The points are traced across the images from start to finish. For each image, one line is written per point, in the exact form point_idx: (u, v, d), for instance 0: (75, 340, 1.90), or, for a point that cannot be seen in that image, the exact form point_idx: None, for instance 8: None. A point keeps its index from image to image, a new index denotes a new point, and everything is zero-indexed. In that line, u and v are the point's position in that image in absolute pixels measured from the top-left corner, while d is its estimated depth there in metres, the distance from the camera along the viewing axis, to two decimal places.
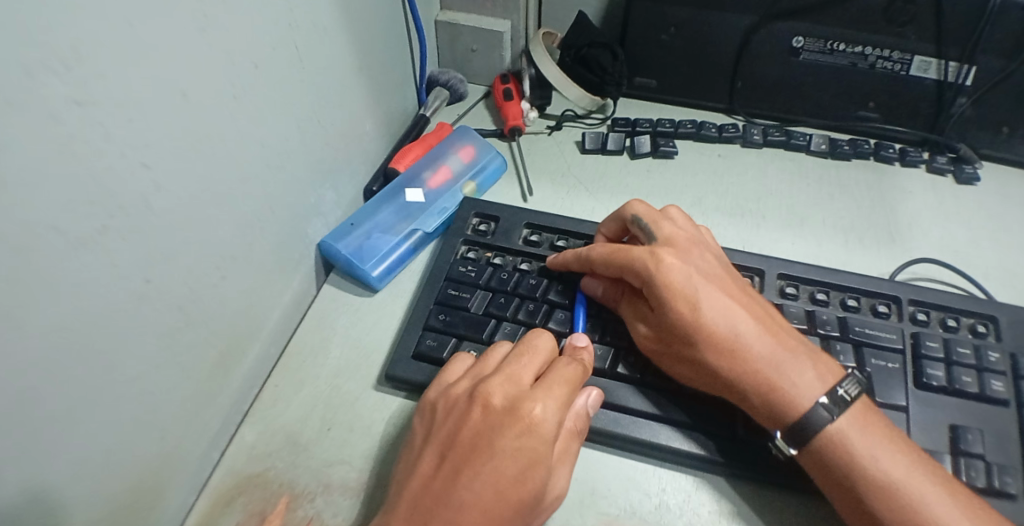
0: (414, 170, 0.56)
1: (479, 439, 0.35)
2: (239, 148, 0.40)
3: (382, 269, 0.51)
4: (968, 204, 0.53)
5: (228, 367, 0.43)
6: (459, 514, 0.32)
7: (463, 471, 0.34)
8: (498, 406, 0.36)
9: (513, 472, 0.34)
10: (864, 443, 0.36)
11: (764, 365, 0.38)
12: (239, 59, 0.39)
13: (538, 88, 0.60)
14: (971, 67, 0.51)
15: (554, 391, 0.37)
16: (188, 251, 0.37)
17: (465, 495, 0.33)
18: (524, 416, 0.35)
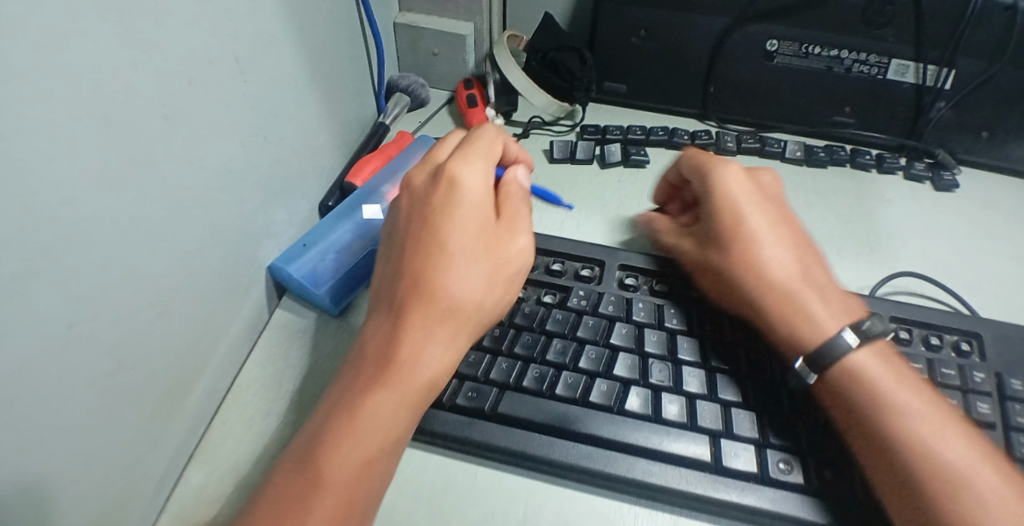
0: (372, 183, 0.53)
1: (420, 248, 0.38)
2: (180, 170, 0.37)
3: (337, 293, 0.48)
4: (948, 212, 0.51)
5: (173, 406, 0.40)
6: (426, 304, 0.37)
7: (408, 248, 0.39)
8: (422, 181, 0.41)
9: (452, 225, 0.39)
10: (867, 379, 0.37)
11: (788, 297, 0.41)
12: (173, 75, 0.35)
13: (504, 94, 0.57)
14: (950, 70, 0.50)
15: (473, 152, 0.41)
16: (121, 288, 0.34)
17: (417, 229, 0.39)
18: (444, 179, 0.40)
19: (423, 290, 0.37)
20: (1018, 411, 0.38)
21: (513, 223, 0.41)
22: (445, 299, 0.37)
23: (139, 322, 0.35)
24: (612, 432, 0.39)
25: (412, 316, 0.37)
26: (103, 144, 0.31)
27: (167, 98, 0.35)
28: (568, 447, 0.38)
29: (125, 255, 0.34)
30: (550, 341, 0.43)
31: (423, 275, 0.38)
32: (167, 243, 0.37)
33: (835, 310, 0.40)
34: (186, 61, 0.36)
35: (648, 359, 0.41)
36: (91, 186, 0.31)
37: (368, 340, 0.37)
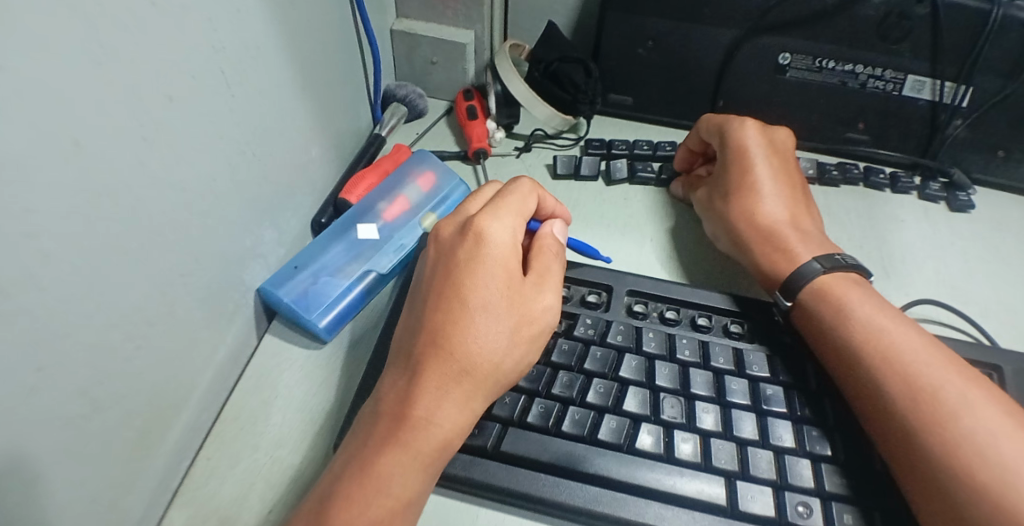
0: (367, 201, 0.50)
1: (440, 309, 0.37)
2: (158, 196, 0.34)
3: (331, 318, 0.45)
4: (963, 234, 0.50)
5: (152, 444, 0.37)
6: (432, 363, 0.35)
7: (431, 298, 0.37)
8: (450, 230, 0.40)
9: (478, 278, 0.37)
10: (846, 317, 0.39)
11: (775, 231, 0.45)
12: (150, 93, 0.32)
13: (504, 106, 0.55)
14: (968, 88, 0.48)
15: (501, 206, 0.40)
16: (90, 327, 0.31)
17: (441, 282, 0.38)
18: (471, 232, 0.38)
19: (443, 345, 0.36)
20: None
21: (542, 279, 0.39)
22: (463, 360, 0.35)
23: (112, 361, 0.33)
24: (622, 472, 0.37)
25: (430, 377, 0.35)
26: (69, 174, 0.28)
27: (141, 119, 0.32)
28: (576, 489, 0.36)
29: (96, 291, 0.31)
30: (557, 373, 0.40)
31: (445, 336, 0.36)
32: (144, 274, 0.34)
33: (809, 245, 0.44)
34: (161, 78, 0.33)
35: (659, 394, 0.39)
36: (57, 222, 0.28)
37: (384, 394, 0.36)
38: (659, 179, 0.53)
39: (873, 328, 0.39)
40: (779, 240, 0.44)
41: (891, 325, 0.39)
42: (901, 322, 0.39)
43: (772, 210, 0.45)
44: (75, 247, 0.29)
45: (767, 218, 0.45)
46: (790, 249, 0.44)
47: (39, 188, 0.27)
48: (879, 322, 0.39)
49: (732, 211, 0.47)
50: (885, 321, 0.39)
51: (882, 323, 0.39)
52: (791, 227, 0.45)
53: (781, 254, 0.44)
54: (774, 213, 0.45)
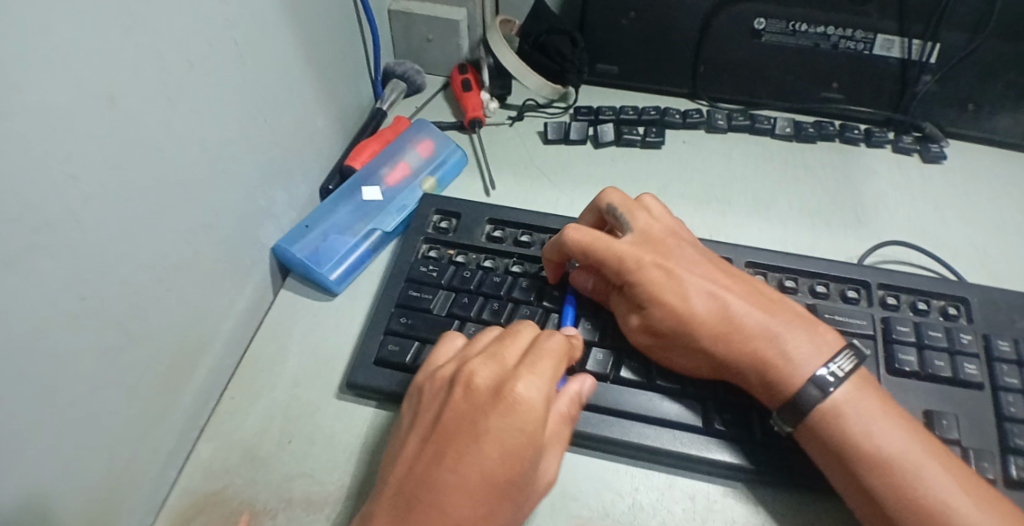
0: (370, 167, 0.54)
1: (469, 410, 0.34)
2: (184, 151, 0.38)
3: (339, 272, 0.49)
4: (936, 183, 0.52)
5: (180, 383, 0.41)
6: (459, 470, 0.32)
7: (455, 440, 0.33)
8: (484, 387, 0.34)
9: (520, 428, 0.33)
10: (757, 339, 0.37)
11: (690, 259, 0.41)
12: (172, 58, 0.36)
13: (497, 78, 0.59)
14: (935, 45, 0.51)
15: (541, 362, 0.35)
16: (127, 264, 0.34)
17: (471, 440, 0.33)
18: (505, 395, 0.33)
19: (484, 460, 0.32)
20: (1006, 372, 0.39)
21: (554, 447, 0.36)
22: (496, 478, 0.32)
23: (147, 299, 0.36)
24: (608, 397, 0.40)
25: (450, 478, 0.32)
26: (107, 122, 0.32)
27: (168, 80, 0.36)
28: None
29: (135, 230, 0.35)
30: (548, 314, 0.44)
31: (486, 470, 0.32)
32: (172, 222, 0.38)
33: (739, 283, 0.40)
34: (184, 42, 0.37)
35: None
36: (99, 164, 0.32)
37: (403, 492, 0.32)
38: (644, 141, 0.55)
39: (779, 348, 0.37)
40: (681, 288, 0.39)
41: (791, 347, 0.37)
42: (820, 341, 0.37)
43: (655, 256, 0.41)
44: (116, 186, 0.33)
45: (646, 266, 0.40)
46: (669, 296, 0.39)
47: (82, 135, 0.30)
48: (789, 345, 0.37)
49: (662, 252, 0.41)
50: (796, 345, 0.37)
51: (794, 349, 0.37)
52: (699, 261, 0.41)
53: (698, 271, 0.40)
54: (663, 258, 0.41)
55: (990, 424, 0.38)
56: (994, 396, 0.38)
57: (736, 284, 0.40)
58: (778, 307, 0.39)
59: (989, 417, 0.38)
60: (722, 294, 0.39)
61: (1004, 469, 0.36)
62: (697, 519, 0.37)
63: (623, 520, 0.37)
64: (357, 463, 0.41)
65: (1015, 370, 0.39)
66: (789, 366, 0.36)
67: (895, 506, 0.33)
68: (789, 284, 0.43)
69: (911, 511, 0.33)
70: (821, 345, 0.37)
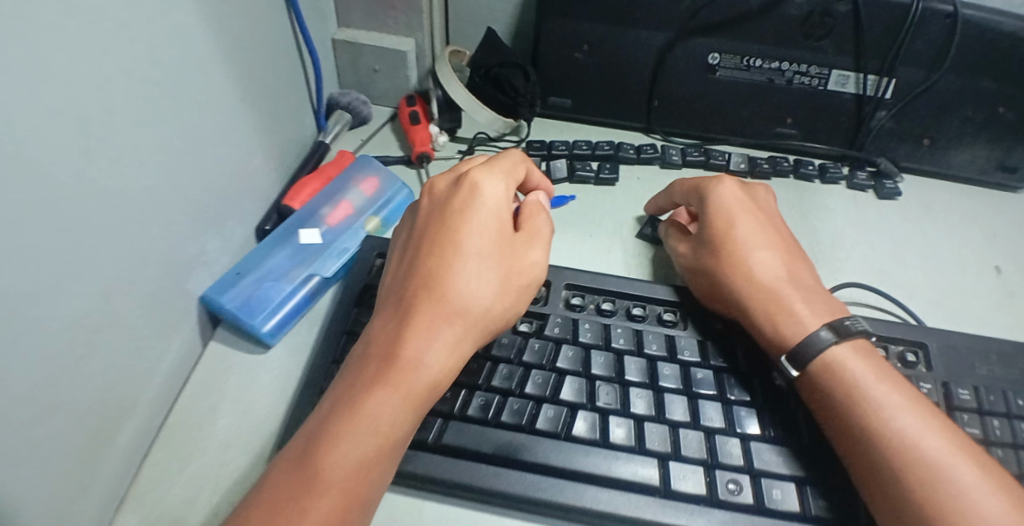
0: (310, 206, 0.51)
1: (431, 227, 0.40)
2: (108, 205, 0.35)
3: (274, 322, 0.46)
4: (892, 220, 0.52)
5: (99, 453, 0.37)
6: (428, 273, 0.38)
7: (422, 260, 0.38)
8: (444, 192, 0.41)
9: (482, 207, 0.40)
10: (777, 301, 0.41)
11: (773, 233, 0.44)
12: (92, 100, 0.32)
13: (447, 111, 0.56)
14: (891, 79, 0.51)
15: (497, 167, 0.42)
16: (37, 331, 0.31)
17: (441, 218, 0.40)
18: (464, 186, 0.41)
19: (445, 265, 0.38)
20: (967, 421, 0.38)
21: (531, 238, 0.41)
22: (455, 283, 0.37)
23: (60, 368, 0.33)
24: (560, 458, 0.37)
25: (426, 297, 0.37)
26: (12, 183, 0.28)
27: (88, 130, 0.32)
28: (515, 476, 0.37)
29: (45, 296, 0.31)
30: (496, 367, 0.41)
31: (453, 275, 0.37)
32: (90, 279, 0.34)
33: (792, 250, 0.44)
34: (104, 89, 0.33)
35: (594, 382, 0.40)
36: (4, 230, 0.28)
37: (382, 331, 0.36)
38: (598, 178, 0.54)
39: (772, 289, 0.41)
40: (744, 240, 0.43)
41: (797, 296, 0.41)
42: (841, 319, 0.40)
43: (742, 211, 0.45)
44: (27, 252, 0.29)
45: (728, 212, 0.45)
46: (725, 249, 0.43)
47: None
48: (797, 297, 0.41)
49: (745, 208, 0.45)
50: (807, 316, 0.40)
51: (803, 311, 0.40)
52: (781, 235, 0.45)
53: (773, 240, 0.44)
54: (743, 214, 0.45)
55: None
56: None
57: (784, 249, 0.44)
58: (817, 292, 0.42)
59: None
60: (769, 253, 0.43)
61: None
62: None
63: None
64: None
65: (976, 419, 0.38)
66: (790, 309, 0.40)
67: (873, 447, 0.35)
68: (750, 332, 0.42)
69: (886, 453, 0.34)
70: (829, 313, 0.40)
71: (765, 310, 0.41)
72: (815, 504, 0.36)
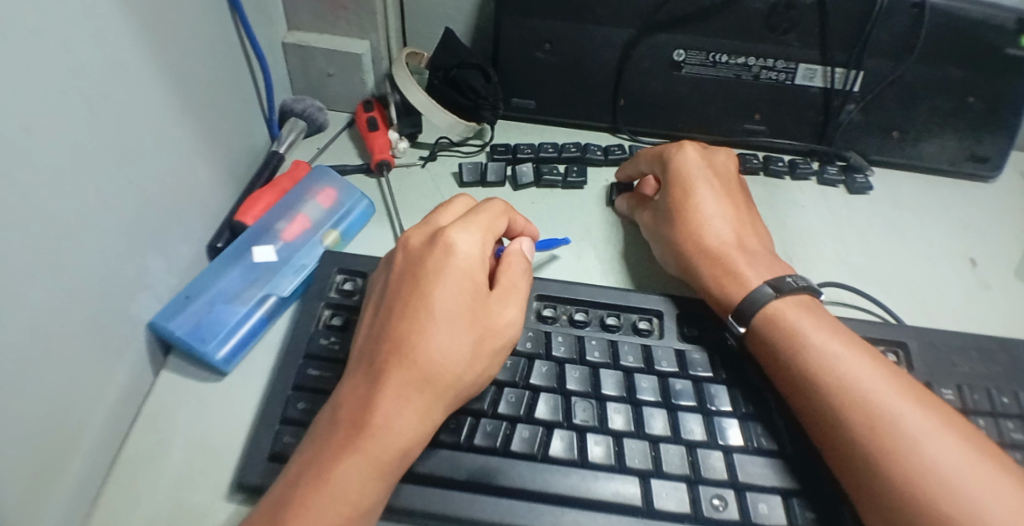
0: (264, 222, 0.48)
1: (403, 284, 0.38)
2: (33, 232, 0.31)
3: (228, 348, 0.43)
4: (862, 215, 0.51)
5: (43, 500, 0.34)
6: (397, 339, 0.36)
7: (392, 323, 0.36)
8: (419, 245, 0.39)
9: (456, 266, 0.37)
10: (727, 262, 0.43)
11: (726, 199, 0.47)
12: (10, 116, 0.29)
13: (406, 115, 0.54)
14: (857, 73, 0.50)
15: (474, 220, 0.40)
16: None
17: (414, 274, 0.38)
18: (438, 242, 0.38)
19: (416, 329, 0.36)
20: None
21: (507, 294, 0.39)
22: (426, 349, 0.35)
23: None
24: (536, 481, 0.36)
25: (395, 366, 0.35)
26: None
27: (7, 150, 0.29)
28: (491, 503, 0.35)
29: None
30: None
31: (423, 340, 0.35)
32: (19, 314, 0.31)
33: (742, 217, 0.46)
34: (23, 104, 0.30)
35: (570, 398, 0.39)
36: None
37: (350, 399, 0.35)
38: (565, 181, 0.52)
39: (720, 250, 0.43)
40: (696, 205, 0.46)
41: (742, 260, 0.43)
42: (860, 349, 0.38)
43: (698, 177, 0.47)
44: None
45: (683, 181, 0.47)
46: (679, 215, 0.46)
47: None
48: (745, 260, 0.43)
49: (702, 177, 0.47)
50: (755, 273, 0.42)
51: (804, 322, 0.39)
52: (732, 199, 0.47)
53: (723, 204, 0.46)
54: (699, 180, 0.47)
55: None
56: None
57: (736, 217, 0.46)
58: (769, 258, 0.44)
59: None
60: (720, 220, 0.45)
61: None
62: None
63: None
64: None
65: None
66: (737, 269, 0.42)
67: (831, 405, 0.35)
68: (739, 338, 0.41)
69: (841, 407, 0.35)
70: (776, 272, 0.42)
71: (713, 268, 0.43)
72: (802, 516, 0.35)
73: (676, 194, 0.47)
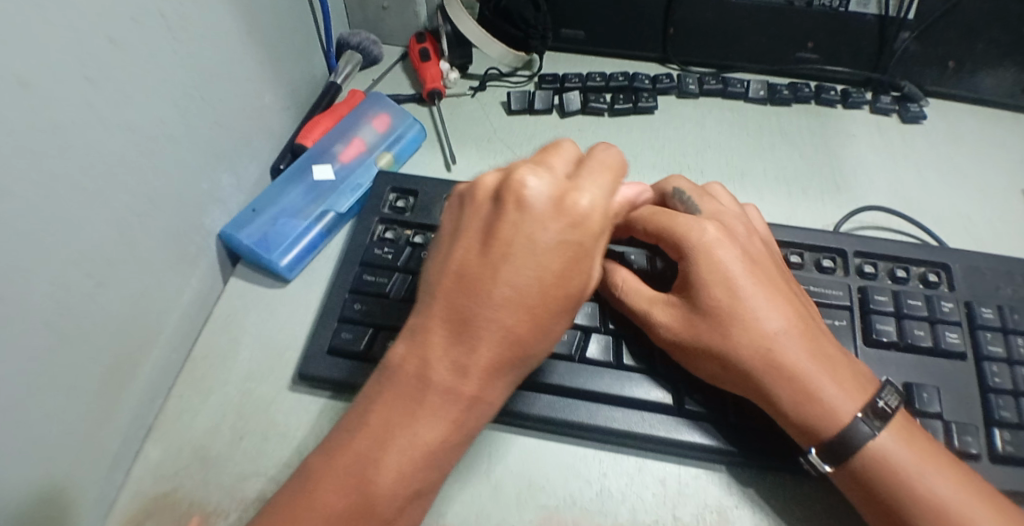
0: (323, 144, 0.51)
1: (507, 242, 0.31)
2: (117, 136, 0.34)
3: (291, 257, 0.46)
4: (915, 145, 0.50)
5: (125, 380, 0.37)
6: (502, 309, 0.30)
7: (485, 281, 0.30)
8: (541, 200, 0.31)
9: (579, 239, 0.31)
10: (764, 349, 0.33)
11: (758, 278, 0.35)
12: (93, 29, 0.32)
13: (457, 46, 0.55)
14: (913, 0, 0.48)
15: (596, 183, 0.33)
16: (58, 257, 0.31)
17: (526, 244, 0.31)
18: (567, 208, 0.31)
19: (527, 300, 0.30)
20: (990, 340, 0.36)
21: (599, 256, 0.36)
22: (535, 326, 0.31)
23: (79, 295, 0.33)
24: (573, 380, 0.37)
25: (497, 336, 0.30)
26: (17, 110, 0.28)
27: (91, 59, 0.32)
28: (531, 398, 0.37)
29: (61, 223, 0.31)
30: None
31: (527, 315, 0.30)
32: (105, 211, 0.34)
33: (768, 275, 0.35)
34: (107, 16, 0.32)
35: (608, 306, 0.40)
36: (8, 158, 0.27)
37: (439, 360, 0.30)
38: (637, 108, 0.53)
39: (764, 357, 0.33)
40: (733, 287, 0.34)
41: (799, 356, 0.33)
42: (830, 359, 0.34)
43: (722, 272, 0.34)
44: (36, 175, 0.29)
45: (710, 269, 0.34)
46: (717, 302, 0.34)
47: None
48: (730, 251, 0.35)
49: (731, 261, 0.35)
50: (825, 376, 0.33)
51: (828, 389, 0.33)
52: (761, 264, 0.36)
53: (752, 273, 0.35)
54: (728, 274, 0.34)
55: (973, 395, 0.35)
56: (978, 367, 0.36)
57: (763, 272, 0.35)
58: (808, 325, 0.34)
59: (972, 387, 0.36)
60: (772, 319, 0.34)
61: (990, 444, 0.34)
62: (700, 510, 0.35)
63: (592, 507, 0.35)
64: None
65: (999, 337, 0.36)
66: (704, 266, 0.35)
67: (815, 423, 0.32)
68: (793, 260, 0.40)
69: (803, 418, 0.33)
70: (850, 382, 0.33)
71: (747, 381, 0.34)
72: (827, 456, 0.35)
73: (691, 275, 0.35)
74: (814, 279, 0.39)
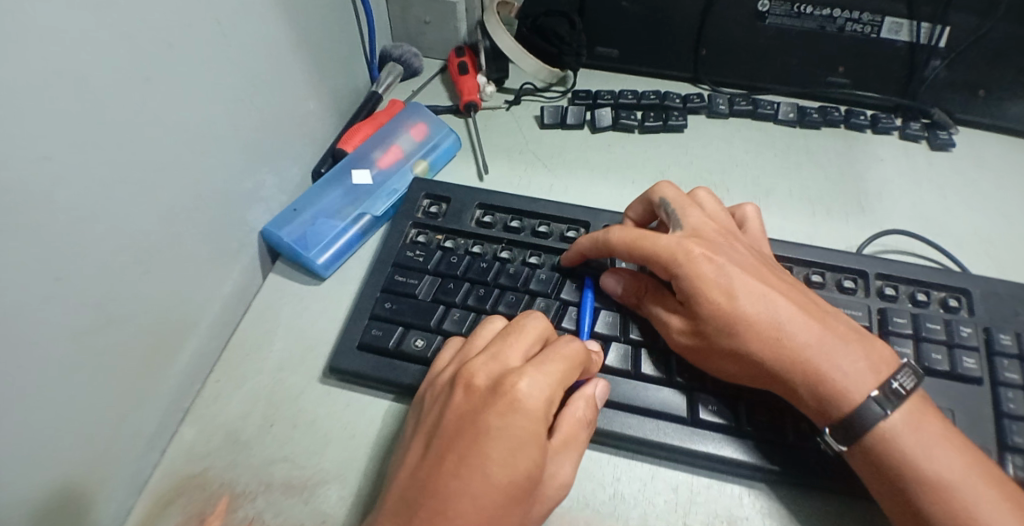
0: (362, 150, 0.54)
1: (454, 429, 0.33)
2: (169, 134, 0.37)
3: (328, 256, 0.49)
4: (944, 171, 0.50)
5: (166, 363, 0.40)
6: (453, 495, 0.30)
7: (449, 456, 0.32)
8: (483, 385, 0.34)
9: (522, 426, 0.32)
10: (773, 341, 0.35)
11: (752, 277, 0.37)
12: (151, 35, 0.34)
13: (493, 61, 0.58)
14: (944, 28, 0.49)
15: (547, 359, 0.34)
16: (111, 242, 0.33)
17: (475, 428, 0.32)
18: (504, 390, 0.33)
19: (484, 464, 0.31)
20: (1007, 367, 0.36)
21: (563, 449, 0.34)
22: (490, 496, 0.30)
23: (129, 280, 0.35)
24: None
25: (458, 506, 0.30)
26: (78, 106, 0.30)
27: (148, 63, 0.34)
28: None
29: (114, 211, 0.33)
30: (534, 300, 0.43)
31: (484, 491, 0.30)
32: (154, 202, 0.36)
33: (761, 270, 0.38)
34: (164, 24, 0.35)
35: (628, 316, 0.41)
36: (69, 149, 0.30)
37: None
38: (666, 125, 0.54)
39: (776, 349, 0.35)
40: (732, 290, 0.36)
41: (810, 346, 0.35)
42: (838, 336, 0.35)
43: (718, 272, 0.37)
44: (94, 166, 0.32)
45: (706, 271, 0.37)
46: (717, 303, 0.36)
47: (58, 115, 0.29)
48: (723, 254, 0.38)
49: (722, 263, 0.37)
50: (841, 361, 0.34)
51: (844, 370, 0.34)
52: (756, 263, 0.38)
53: (746, 272, 0.37)
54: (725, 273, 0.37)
55: (988, 420, 0.35)
56: (993, 392, 0.36)
57: (757, 271, 0.38)
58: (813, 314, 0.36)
59: (988, 412, 0.36)
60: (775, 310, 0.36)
61: (1001, 468, 0.34)
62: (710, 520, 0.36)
63: (604, 510, 0.36)
64: (337, 448, 0.41)
65: (1017, 365, 0.36)
66: (698, 272, 0.37)
67: (828, 403, 0.34)
68: (814, 279, 0.41)
69: (819, 401, 0.34)
70: (875, 362, 0.35)
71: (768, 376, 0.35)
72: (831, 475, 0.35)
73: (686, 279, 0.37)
74: (834, 299, 0.40)
